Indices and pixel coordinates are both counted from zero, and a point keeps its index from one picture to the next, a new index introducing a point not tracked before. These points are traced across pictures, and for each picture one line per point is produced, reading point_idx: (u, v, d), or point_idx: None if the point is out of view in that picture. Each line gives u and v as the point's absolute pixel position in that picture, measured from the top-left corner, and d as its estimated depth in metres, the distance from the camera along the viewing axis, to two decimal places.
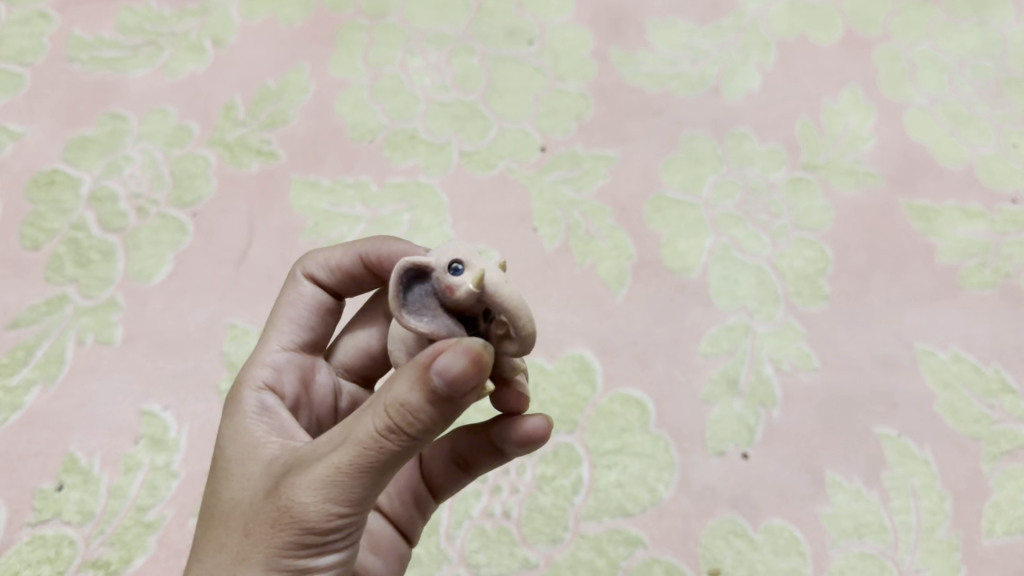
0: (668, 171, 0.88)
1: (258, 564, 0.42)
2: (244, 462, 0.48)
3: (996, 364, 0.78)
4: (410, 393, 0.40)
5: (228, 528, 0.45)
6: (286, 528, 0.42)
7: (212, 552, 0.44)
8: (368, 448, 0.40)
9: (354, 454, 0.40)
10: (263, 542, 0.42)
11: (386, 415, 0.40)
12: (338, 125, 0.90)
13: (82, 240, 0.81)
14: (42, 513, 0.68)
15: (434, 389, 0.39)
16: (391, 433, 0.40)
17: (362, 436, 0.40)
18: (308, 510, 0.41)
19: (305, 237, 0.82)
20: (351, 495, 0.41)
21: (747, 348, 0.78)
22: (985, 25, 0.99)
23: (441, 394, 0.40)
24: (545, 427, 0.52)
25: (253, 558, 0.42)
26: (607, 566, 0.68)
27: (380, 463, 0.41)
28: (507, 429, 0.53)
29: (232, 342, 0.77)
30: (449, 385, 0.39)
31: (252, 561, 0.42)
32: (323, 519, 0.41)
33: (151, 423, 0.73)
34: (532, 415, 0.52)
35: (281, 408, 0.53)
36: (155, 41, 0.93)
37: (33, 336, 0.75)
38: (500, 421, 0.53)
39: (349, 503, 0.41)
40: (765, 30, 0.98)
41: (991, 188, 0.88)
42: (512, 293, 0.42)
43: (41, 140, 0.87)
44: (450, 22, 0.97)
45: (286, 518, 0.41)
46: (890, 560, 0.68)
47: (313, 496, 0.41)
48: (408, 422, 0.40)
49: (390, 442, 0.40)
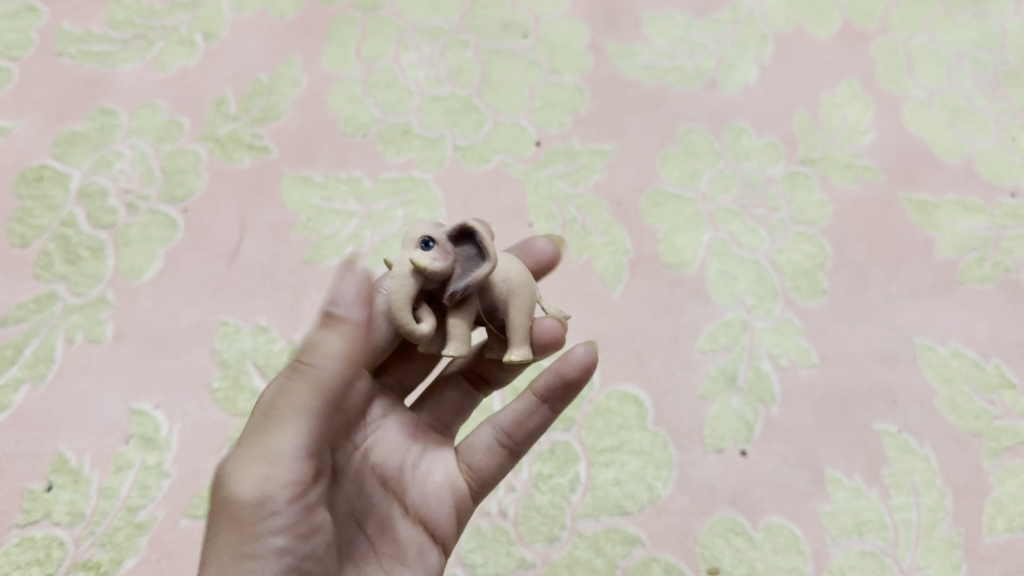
0: (665, 165, 0.87)
1: (215, 546, 0.44)
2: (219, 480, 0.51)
3: (995, 359, 0.77)
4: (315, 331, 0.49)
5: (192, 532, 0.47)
6: (224, 491, 0.44)
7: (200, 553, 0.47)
8: (271, 391, 0.47)
9: (259, 404, 0.47)
10: (216, 522, 0.44)
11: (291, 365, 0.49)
12: (331, 119, 0.89)
13: (71, 237, 0.80)
14: (31, 514, 0.66)
15: (335, 318, 0.48)
16: (291, 371, 0.47)
17: (271, 391, 0.48)
18: (241, 471, 0.44)
19: (297, 232, 0.81)
20: (275, 445, 0.45)
21: (746, 344, 0.77)
22: (984, 17, 0.98)
23: (341, 319, 0.48)
24: (593, 361, 0.56)
25: (212, 542, 0.44)
26: (605, 565, 0.67)
27: (290, 407, 0.46)
28: (558, 379, 0.56)
29: (223, 339, 0.75)
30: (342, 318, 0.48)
31: (211, 547, 0.44)
32: (253, 472, 0.44)
33: (142, 422, 0.71)
34: (578, 346, 0.56)
35: None
36: (145, 35, 0.92)
37: (22, 334, 0.74)
38: (548, 375, 0.56)
39: (272, 453, 0.45)
40: (762, 23, 0.97)
41: (991, 181, 0.87)
42: (396, 288, 0.45)
43: (29, 136, 0.86)
44: (444, 15, 0.97)
45: (224, 480, 0.45)
46: (891, 558, 0.67)
47: (242, 453, 0.45)
48: (308, 355, 0.48)
49: (289, 379, 0.47)
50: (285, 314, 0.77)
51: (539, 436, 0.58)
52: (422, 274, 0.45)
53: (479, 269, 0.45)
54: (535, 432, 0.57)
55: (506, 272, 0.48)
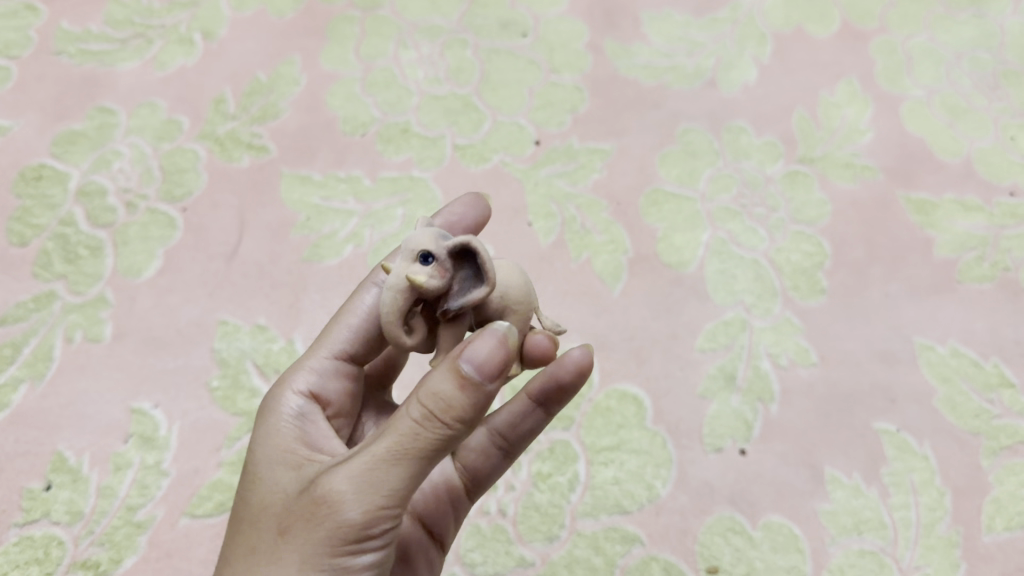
0: (664, 164, 0.88)
1: (294, 562, 0.41)
2: (277, 466, 0.47)
3: (995, 358, 0.77)
4: (443, 382, 0.40)
5: (257, 525, 0.44)
6: (321, 523, 0.40)
7: (245, 557, 0.43)
8: (405, 435, 0.40)
9: (390, 442, 0.40)
10: (299, 537, 0.41)
11: (420, 404, 0.40)
12: (330, 118, 0.89)
13: (70, 236, 0.80)
14: (30, 513, 0.66)
15: (467, 377, 0.40)
16: (427, 421, 0.40)
17: (401, 424, 0.40)
18: (345, 500, 0.40)
19: (297, 231, 0.81)
20: (389, 484, 0.40)
21: (745, 343, 0.77)
22: (983, 17, 0.98)
23: (476, 380, 0.40)
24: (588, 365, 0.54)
25: (289, 554, 0.41)
26: (604, 564, 0.67)
27: (420, 454, 0.40)
28: (552, 383, 0.54)
29: (222, 338, 0.75)
30: (479, 370, 0.40)
31: (287, 559, 0.41)
32: (358, 512, 0.40)
33: (141, 421, 0.71)
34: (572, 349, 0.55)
35: (318, 416, 0.52)
36: (144, 34, 0.92)
37: (20, 333, 0.74)
38: (542, 378, 0.55)
39: (387, 493, 0.40)
40: (761, 22, 0.97)
41: (990, 180, 0.87)
42: (388, 300, 0.44)
43: (28, 135, 0.86)
44: (443, 14, 0.97)
45: (321, 511, 0.41)
46: (890, 557, 0.67)
47: (348, 484, 0.40)
48: (443, 408, 0.40)
49: (427, 430, 0.40)
50: (284, 313, 0.77)
51: (533, 437, 0.58)
52: (416, 291, 0.43)
53: (474, 294, 0.43)
54: (530, 433, 0.57)
55: (505, 289, 0.46)
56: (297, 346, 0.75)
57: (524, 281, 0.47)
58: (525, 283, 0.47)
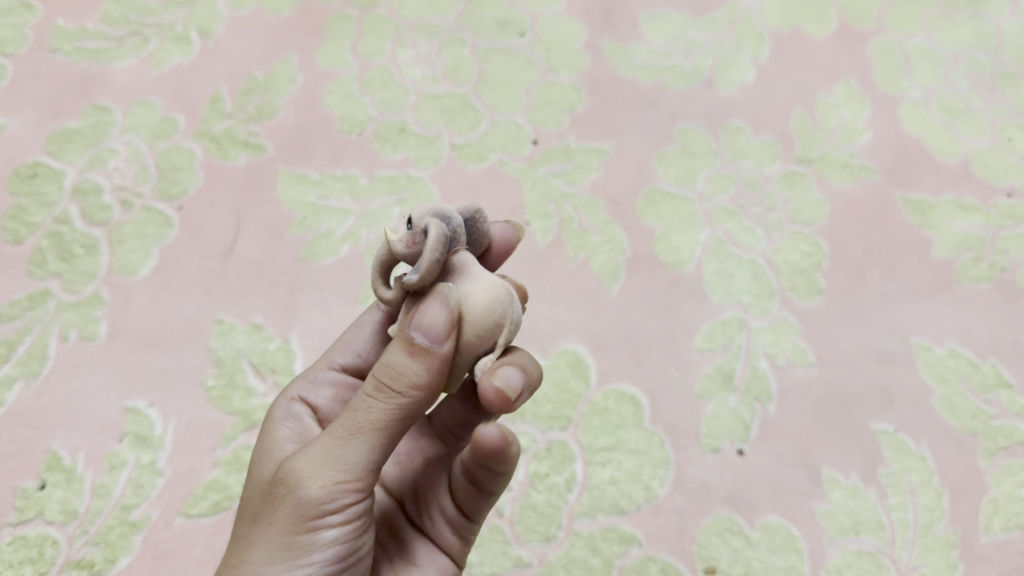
0: (662, 164, 0.87)
1: (263, 543, 0.42)
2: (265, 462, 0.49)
3: (992, 359, 0.77)
4: (396, 353, 0.41)
5: (243, 517, 0.46)
6: (284, 502, 0.42)
7: (229, 547, 0.44)
8: (360, 411, 0.41)
9: (347, 420, 0.42)
10: (266, 520, 0.42)
11: (375, 377, 0.42)
12: (327, 117, 0.88)
13: (65, 234, 0.79)
14: (24, 513, 0.66)
15: (417, 344, 0.41)
16: (379, 393, 0.41)
17: (357, 402, 0.42)
18: (304, 478, 0.41)
19: (293, 230, 0.81)
20: (345, 459, 0.41)
21: (742, 343, 0.77)
22: (980, 18, 0.99)
23: (425, 347, 0.41)
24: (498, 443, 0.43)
25: (258, 538, 0.42)
26: (601, 565, 0.67)
27: (374, 427, 0.41)
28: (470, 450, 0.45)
29: (218, 337, 0.75)
30: (427, 335, 0.41)
31: (258, 543, 0.42)
32: (317, 486, 0.41)
33: (136, 420, 0.71)
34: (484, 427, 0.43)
35: (307, 415, 0.55)
36: (140, 32, 0.92)
37: (14, 332, 0.73)
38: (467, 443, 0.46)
39: (343, 467, 0.41)
40: (759, 22, 0.98)
41: (988, 181, 0.87)
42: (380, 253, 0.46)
43: (23, 133, 0.85)
44: (440, 14, 0.97)
45: (283, 492, 0.42)
46: (887, 558, 0.67)
47: (307, 463, 0.42)
48: (394, 378, 0.41)
49: (380, 401, 0.41)
50: (280, 312, 0.77)
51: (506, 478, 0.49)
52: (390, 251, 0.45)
53: (409, 276, 0.43)
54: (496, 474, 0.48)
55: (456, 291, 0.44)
56: (294, 345, 0.75)
57: (484, 301, 0.44)
58: (483, 303, 0.44)
